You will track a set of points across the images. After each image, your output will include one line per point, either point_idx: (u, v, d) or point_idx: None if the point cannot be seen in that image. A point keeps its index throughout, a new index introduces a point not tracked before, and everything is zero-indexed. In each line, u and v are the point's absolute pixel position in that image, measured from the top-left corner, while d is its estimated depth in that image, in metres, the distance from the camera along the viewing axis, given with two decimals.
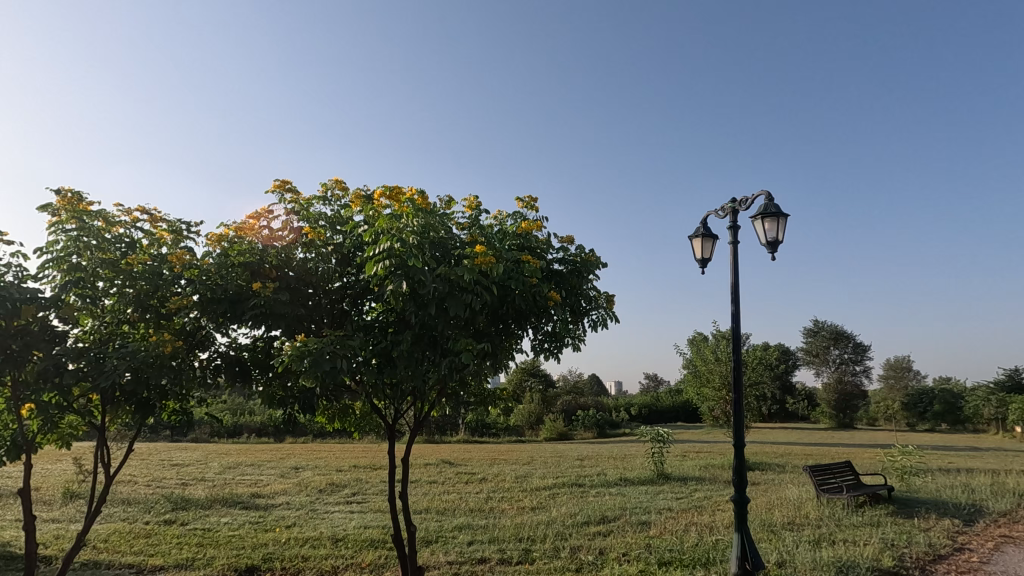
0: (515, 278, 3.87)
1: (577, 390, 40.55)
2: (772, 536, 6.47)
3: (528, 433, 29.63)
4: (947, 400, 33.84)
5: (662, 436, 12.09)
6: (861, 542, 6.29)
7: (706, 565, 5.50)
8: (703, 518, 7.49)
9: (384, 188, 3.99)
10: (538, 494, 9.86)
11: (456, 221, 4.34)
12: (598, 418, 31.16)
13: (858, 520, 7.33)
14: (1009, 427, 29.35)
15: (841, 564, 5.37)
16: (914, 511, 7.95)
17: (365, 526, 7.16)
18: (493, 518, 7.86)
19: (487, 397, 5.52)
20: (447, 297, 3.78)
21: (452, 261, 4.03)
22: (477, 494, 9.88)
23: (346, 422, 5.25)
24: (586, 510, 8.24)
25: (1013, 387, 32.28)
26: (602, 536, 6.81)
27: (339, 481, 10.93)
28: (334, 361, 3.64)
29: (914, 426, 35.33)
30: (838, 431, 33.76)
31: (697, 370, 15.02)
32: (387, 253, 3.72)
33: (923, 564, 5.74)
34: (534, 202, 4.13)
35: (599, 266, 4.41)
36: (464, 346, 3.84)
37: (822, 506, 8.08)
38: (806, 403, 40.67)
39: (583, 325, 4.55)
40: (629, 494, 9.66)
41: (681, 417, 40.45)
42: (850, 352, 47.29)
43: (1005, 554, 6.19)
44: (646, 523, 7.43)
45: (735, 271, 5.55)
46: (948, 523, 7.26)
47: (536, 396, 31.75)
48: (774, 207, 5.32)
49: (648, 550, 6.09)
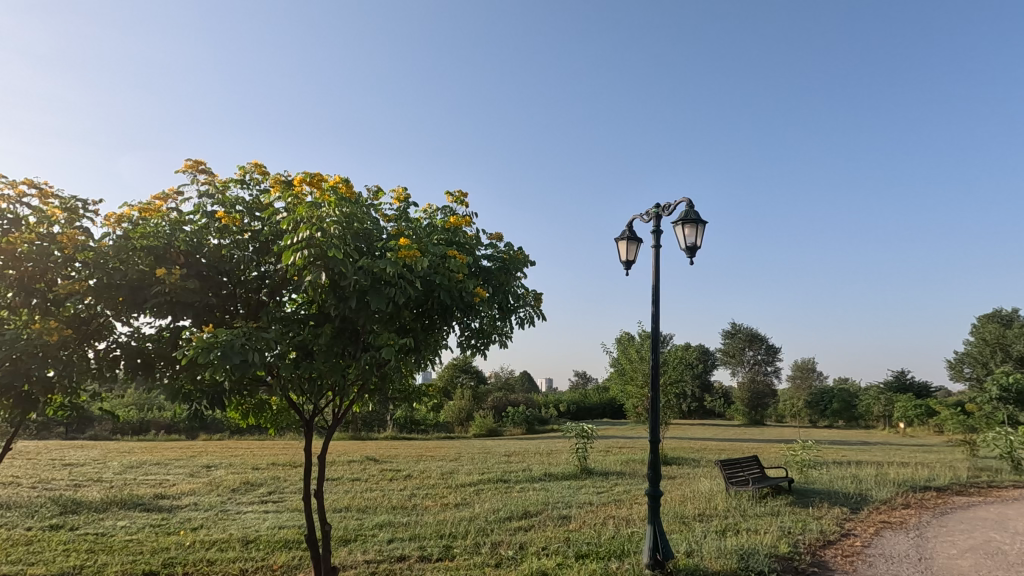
0: (440, 272, 3.83)
1: (508, 386, 40.85)
2: (683, 528, 6.80)
3: (457, 429, 29.55)
4: (844, 399, 36.98)
5: (587, 432, 12.39)
6: (761, 530, 6.73)
7: (620, 557, 5.70)
8: (621, 512, 7.77)
9: (306, 175, 3.87)
10: (463, 490, 9.86)
11: (383, 213, 4.26)
12: (527, 414, 31.59)
13: (761, 510, 7.86)
14: (894, 423, 32.62)
15: (742, 552, 5.72)
16: (810, 501, 8.62)
17: (279, 527, 6.89)
18: (416, 515, 7.77)
19: (412, 393, 5.43)
20: (369, 290, 3.70)
21: (376, 254, 3.95)
22: (401, 491, 9.74)
23: (261, 417, 5.00)
24: (509, 505, 8.34)
25: (898, 387, 35.81)
26: (523, 531, 6.92)
27: (255, 480, 10.41)
28: (245, 353, 3.45)
29: (815, 422, 38.36)
30: (750, 427, 36.14)
31: (623, 368, 15.54)
32: (307, 242, 3.57)
33: (815, 550, 6.23)
34: (464, 197, 4.11)
35: (526, 264, 4.48)
36: (386, 341, 3.76)
37: (730, 498, 8.60)
38: (722, 401, 43.22)
39: (510, 322, 4.59)
40: (553, 489, 9.84)
41: (607, 413, 41.77)
42: (763, 355, 50.54)
43: (883, 538, 6.85)
44: (567, 516, 7.62)
45: (657, 273, 5.77)
46: (838, 511, 7.93)
47: (467, 392, 31.72)
48: (693, 214, 5.58)
49: (567, 544, 6.23)
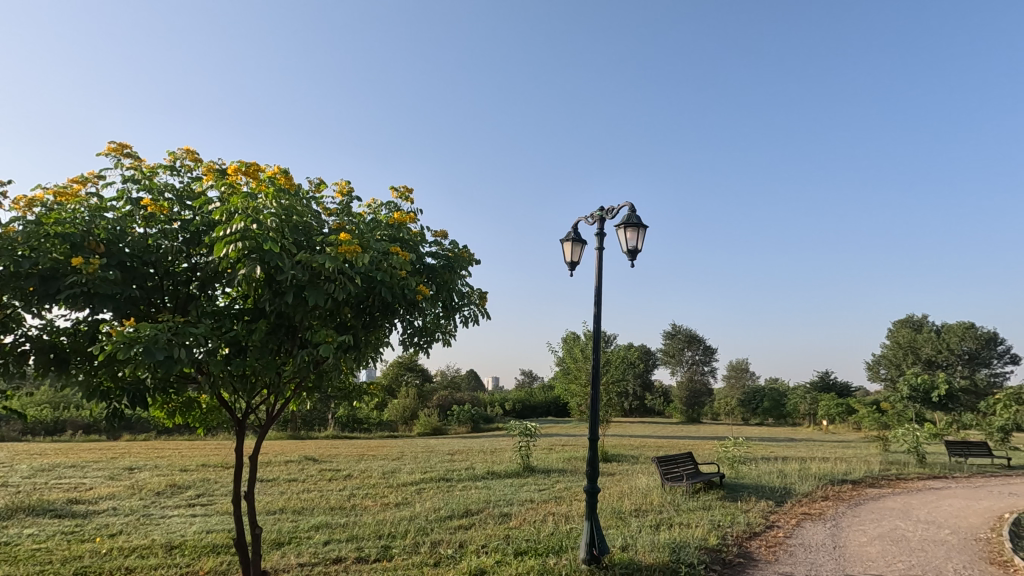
0: (382, 269, 3.75)
1: (455, 385, 40.64)
2: (620, 523, 6.99)
3: (401, 428, 29.17)
4: (774, 398, 39.05)
5: (530, 430, 12.49)
6: (693, 524, 7.02)
7: (558, 553, 5.79)
8: (560, 509, 7.91)
9: (242, 165, 3.73)
10: (405, 490, 9.74)
11: (325, 206, 4.15)
12: (472, 413, 31.56)
13: (694, 504, 8.19)
14: (818, 421, 34.77)
15: (674, 544, 5.94)
16: (739, 495, 9.06)
17: (207, 531, 6.58)
18: (354, 516, 7.61)
19: (352, 391, 5.29)
20: (307, 286, 3.59)
21: (316, 248, 3.83)
22: (340, 491, 9.50)
23: (189, 416, 4.76)
24: (450, 504, 8.31)
25: (822, 387, 38.21)
26: (464, 529, 6.91)
27: (182, 482, 9.87)
28: (171, 350, 3.27)
29: (748, 420, 40.26)
30: (688, 425, 37.52)
31: (567, 367, 15.78)
32: (241, 235, 3.44)
33: (741, 542, 6.55)
34: (409, 193, 4.07)
35: (471, 263, 4.47)
36: (324, 338, 3.66)
37: (665, 493, 8.92)
38: (662, 399, 44.73)
39: (454, 321, 4.57)
40: (495, 487, 9.88)
41: (551, 412, 42.30)
42: (700, 355, 52.62)
43: (804, 529, 7.29)
44: (508, 514, 7.67)
45: (599, 275, 5.90)
46: (764, 504, 8.38)
47: (412, 390, 31.36)
48: (635, 218, 5.74)
49: (507, 542, 6.28)
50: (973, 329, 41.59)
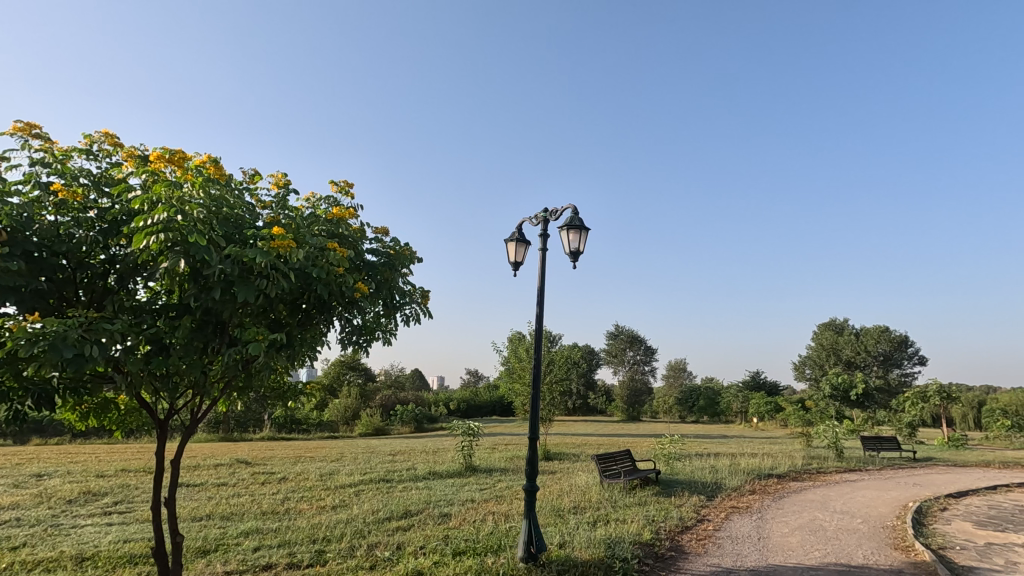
0: (318, 265, 3.62)
1: (398, 385, 40.05)
2: (558, 520, 7.09)
3: (342, 428, 28.45)
4: (709, 396, 40.75)
5: (473, 430, 12.45)
6: (629, 520, 7.22)
7: (497, 552, 5.80)
8: (500, 508, 7.95)
9: (168, 151, 3.53)
10: (342, 492, 9.49)
11: (259, 199, 3.98)
12: (416, 413, 31.16)
13: (630, 500, 8.42)
14: (749, 418, 36.60)
15: (609, 540, 6.08)
16: (673, 491, 9.41)
17: (124, 541, 6.17)
18: (287, 520, 7.34)
19: (287, 391, 5.08)
20: (236, 281, 3.42)
21: (246, 242, 3.66)
22: (273, 495, 9.13)
23: (105, 419, 4.44)
24: (389, 505, 8.17)
25: (752, 386, 40.29)
26: (402, 530, 6.81)
27: (98, 489, 9.22)
28: (82, 347, 3.03)
29: (684, 417, 40.71)
30: (629, 423, 38.58)
31: (511, 366, 15.87)
32: (164, 226, 3.24)
33: (673, 535, 6.80)
34: (349, 188, 3.97)
35: (413, 260, 4.40)
36: (254, 336, 3.49)
37: (604, 490, 9.12)
38: (604, 398, 45.78)
39: (395, 319, 4.49)
40: (435, 487, 9.80)
41: (496, 411, 42.42)
42: (641, 355, 54.20)
43: (732, 521, 7.65)
44: (447, 514, 7.63)
45: (542, 275, 5.96)
46: (696, 499, 8.72)
47: (354, 390, 30.63)
48: (578, 220, 5.83)
49: (445, 542, 6.24)
50: (887, 332, 45.03)
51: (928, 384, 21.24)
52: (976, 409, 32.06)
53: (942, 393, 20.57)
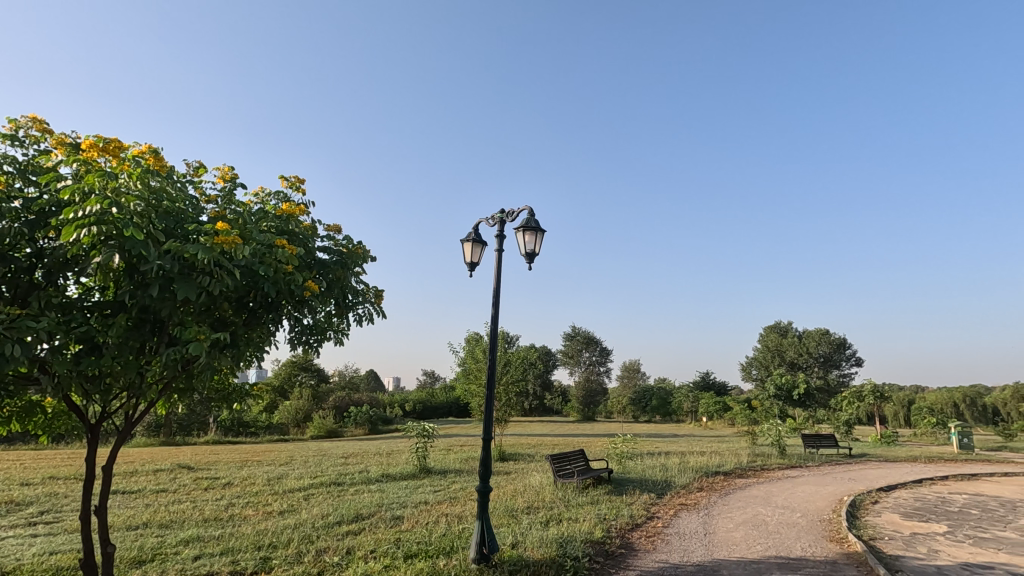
0: (266, 263, 3.49)
1: (352, 386, 39.29)
2: (511, 521, 7.11)
3: (292, 431, 27.67)
4: (661, 396, 41.81)
5: (428, 431, 12.33)
6: (580, 518, 7.31)
7: (450, 554, 5.76)
8: (454, 509, 7.91)
9: (103, 140, 3.35)
10: (291, 496, 9.23)
11: (203, 192, 3.82)
12: (371, 414, 30.63)
13: (582, 500, 8.53)
14: (699, 417, 37.78)
15: (561, 539, 6.15)
16: (625, 489, 9.60)
17: (50, 553, 5.80)
18: (230, 527, 7.07)
19: (232, 393, 4.88)
20: (176, 278, 3.26)
21: (188, 237, 3.50)
22: (216, 501, 8.78)
23: (30, 423, 4.17)
24: (340, 509, 8.00)
25: (702, 386, 41.61)
26: (352, 534, 6.68)
27: (23, 498, 8.63)
28: (3, 346, 2.83)
29: (638, 417, 42.01)
30: (584, 423, 39.13)
31: (467, 367, 15.82)
32: (97, 218, 3.07)
33: (624, 533, 6.94)
34: (301, 183, 3.86)
35: (366, 259, 4.31)
36: (195, 335, 3.33)
37: (557, 489, 9.20)
38: (560, 399, 46.28)
39: (347, 319, 4.39)
40: (388, 489, 9.65)
41: (453, 412, 42.20)
42: (597, 356, 55.03)
43: (680, 518, 7.86)
44: (400, 517, 7.53)
45: (498, 276, 5.97)
46: (647, 497, 8.92)
47: (305, 391, 29.83)
48: (534, 222, 5.87)
49: (396, 545, 6.15)
50: (828, 335, 47.34)
51: (863, 385, 22.46)
52: (906, 407, 34.11)
53: (875, 393, 21.79)
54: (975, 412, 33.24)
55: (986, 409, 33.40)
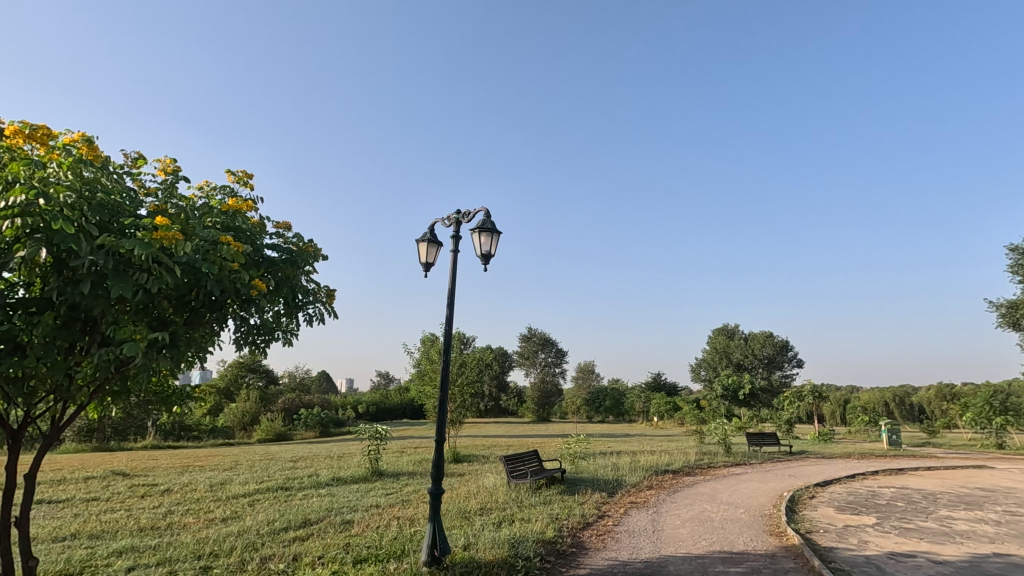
0: (210, 260, 3.35)
1: (303, 387, 38.20)
2: (464, 522, 7.08)
3: (238, 434, 26.67)
4: (615, 397, 42.56)
5: (381, 433, 12.12)
6: (533, 519, 7.36)
7: (400, 557, 5.68)
8: (406, 512, 7.81)
9: (30, 125, 3.15)
10: (235, 502, 8.89)
11: (143, 185, 3.64)
12: (322, 416, 29.85)
13: (535, 500, 8.59)
14: (650, 417, 38.73)
15: (512, 540, 6.17)
16: (577, 488, 9.74)
17: None
18: (168, 536, 6.75)
19: (171, 395, 4.64)
20: (110, 275, 3.09)
21: (124, 232, 3.32)
22: (154, 509, 8.36)
23: None
24: (287, 515, 7.76)
25: (654, 386, 42.69)
26: (300, 540, 6.50)
27: None
28: None
29: (591, 417, 42.68)
30: (539, 424, 39.41)
31: (422, 368, 15.66)
32: (22, 210, 2.87)
33: (575, 532, 7.04)
34: (249, 178, 3.73)
35: (317, 257, 4.21)
36: (131, 335, 3.16)
37: (511, 490, 9.23)
38: (516, 400, 46.46)
39: (297, 319, 4.27)
40: (338, 493, 9.43)
41: (407, 414, 41.67)
42: (552, 357, 55.53)
43: (630, 516, 8.03)
44: (350, 521, 7.38)
45: (453, 277, 5.94)
46: (598, 496, 9.08)
47: (253, 393, 28.79)
48: (490, 224, 5.88)
49: (345, 550, 6.03)
50: (772, 337, 49.46)
51: (803, 385, 23.58)
52: (842, 406, 36.02)
53: (814, 392, 22.91)
54: (903, 410, 35.45)
55: (912, 407, 35.66)
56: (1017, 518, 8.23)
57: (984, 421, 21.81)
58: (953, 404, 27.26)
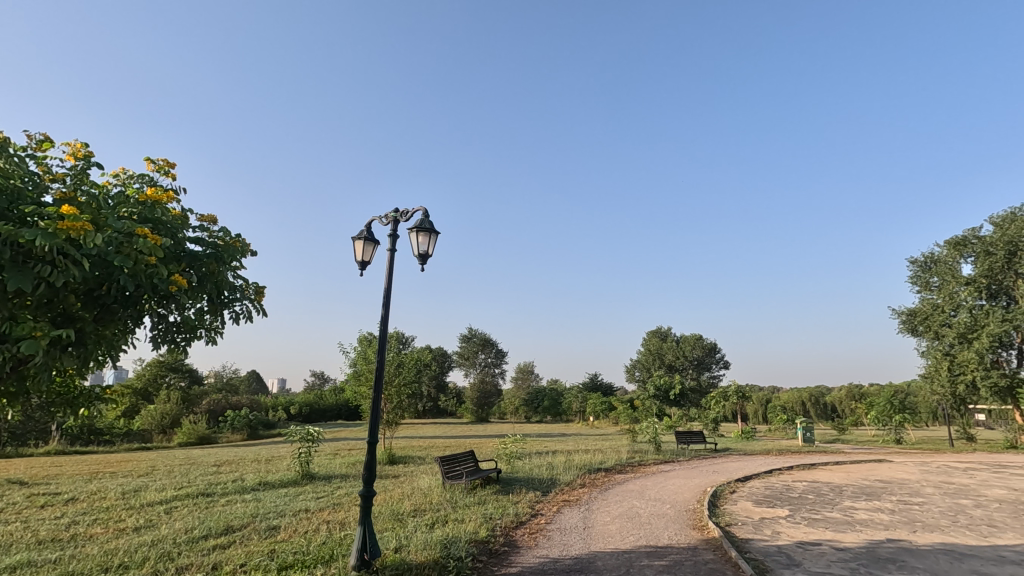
0: (124, 253, 3.14)
1: (230, 388, 36.33)
2: (396, 525, 6.99)
3: (156, 438, 25.05)
4: (553, 397, 43.24)
5: (313, 435, 11.74)
6: (466, 519, 7.37)
7: (327, 563, 5.52)
8: (336, 516, 7.62)
9: None
10: (150, 510, 8.36)
11: (48, 169, 3.37)
12: (250, 418, 28.55)
13: (470, 500, 8.61)
14: (586, 417, 39.65)
15: (445, 541, 6.15)
16: (512, 488, 9.84)
17: None
18: (72, 548, 6.27)
19: (78, 397, 4.29)
20: (5, 267, 2.84)
21: (24, 222, 3.06)
22: (56, 520, 7.73)
23: None
24: (207, 521, 7.41)
25: (591, 387, 43.76)
26: (220, 548, 6.22)
27: None
28: None
29: (529, 417, 43.11)
30: (478, 424, 39.39)
31: (358, 369, 15.30)
32: None
33: (508, 531, 7.12)
34: (171, 168, 3.53)
35: (244, 252, 4.03)
36: (29, 331, 2.92)
37: (445, 491, 9.19)
38: (455, 400, 46.23)
39: (222, 317, 4.09)
40: (265, 498, 9.08)
41: (342, 415, 40.57)
42: (492, 357, 55.67)
43: (562, 514, 8.21)
44: (276, 527, 7.13)
45: (390, 277, 5.87)
46: (532, 495, 9.21)
47: (174, 394, 27.12)
48: (428, 223, 5.85)
49: (270, 557, 5.81)
50: (701, 340, 51.92)
51: (729, 385, 24.88)
52: (764, 405, 38.27)
53: (738, 393, 24.23)
54: (818, 409, 38.07)
55: (825, 406, 38.38)
56: (908, 506, 9.07)
57: (887, 418, 23.80)
58: (860, 404, 29.58)
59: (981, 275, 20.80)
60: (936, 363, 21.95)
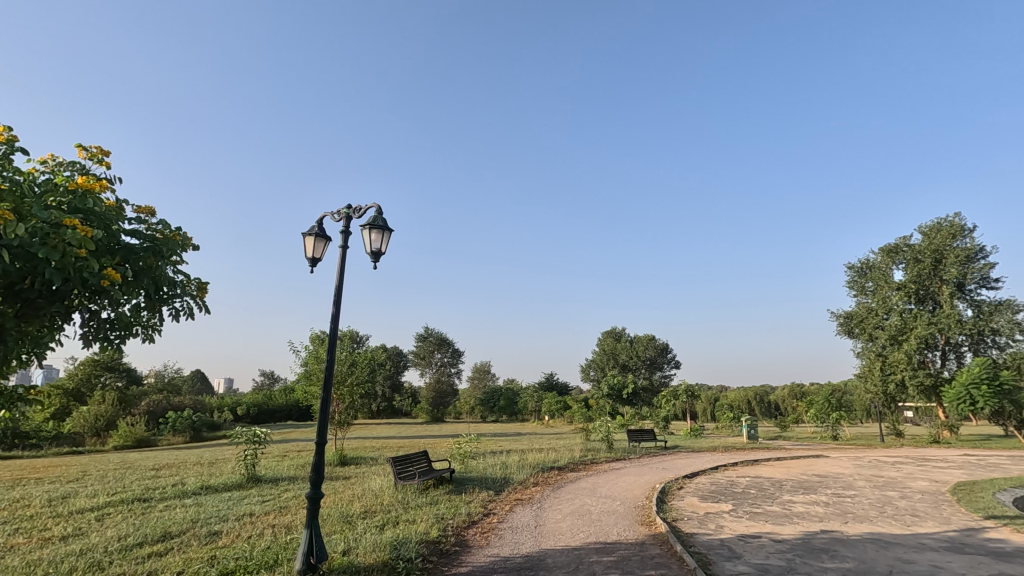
0: (50, 244, 2.96)
1: (171, 388, 34.67)
2: (345, 527, 6.85)
3: (89, 441, 23.65)
4: (509, 397, 43.35)
5: (260, 437, 11.36)
6: (417, 520, 7.30)
7: (271, 567, 5.37)
8: (282, 519, 7.41)
9: None
10: (80, 518, 7.90)
11: None
12: (193, 419, 27.36)
13: (422, 501, 8.54)
14: (541, 416, 39.94)
15: (395, 542, 6.08)
16: (465, 488, 9.81)
17: None
18: None
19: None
20: None
21: None
22: None
23: None
24: (143, 528, 7.06)
25: (546, 386, 44.14)
26: (156, 556, 5.94)
27: None
28: None
29: (485, 417, 43.10)
30: (433, 424, 39.07)
31: (309, 368, 14.91)
32: None
33: (460, 531, 7.11)
34: (104, 155, 3.36)
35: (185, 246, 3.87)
36: None
37: (397, 491, 9.08)
38: (409, 400, 45.68)
39: (161, 313, 3.91)
40: (207, 503, 8.73)
41: (293, 416, 39.45)
42: (448, 357, 55.32)
43: (514, 513, 8.25)
44: (217, 532, 6.87)
45: (341, 274, 5.75)
46: (485, 494, 9.21)
47: (109, 395, 25.69)
48: (381, 221, 5.77)
49: (210, 564, 5.60)
50: (654, 340, 53.18)
51: (679, 385, 25.60)
52: (712, 404, 39.57)
53: (688, 392, 24.99)
54: (762, 407, 39.65)
55: (769, 405, 40.01)
56: (841, 498, 9.58)
57: (824, 416, 25.03)
58: (801, 402, 30.96)
59: (911, 280, 22.23)
60: (869, 363, 23.24)
